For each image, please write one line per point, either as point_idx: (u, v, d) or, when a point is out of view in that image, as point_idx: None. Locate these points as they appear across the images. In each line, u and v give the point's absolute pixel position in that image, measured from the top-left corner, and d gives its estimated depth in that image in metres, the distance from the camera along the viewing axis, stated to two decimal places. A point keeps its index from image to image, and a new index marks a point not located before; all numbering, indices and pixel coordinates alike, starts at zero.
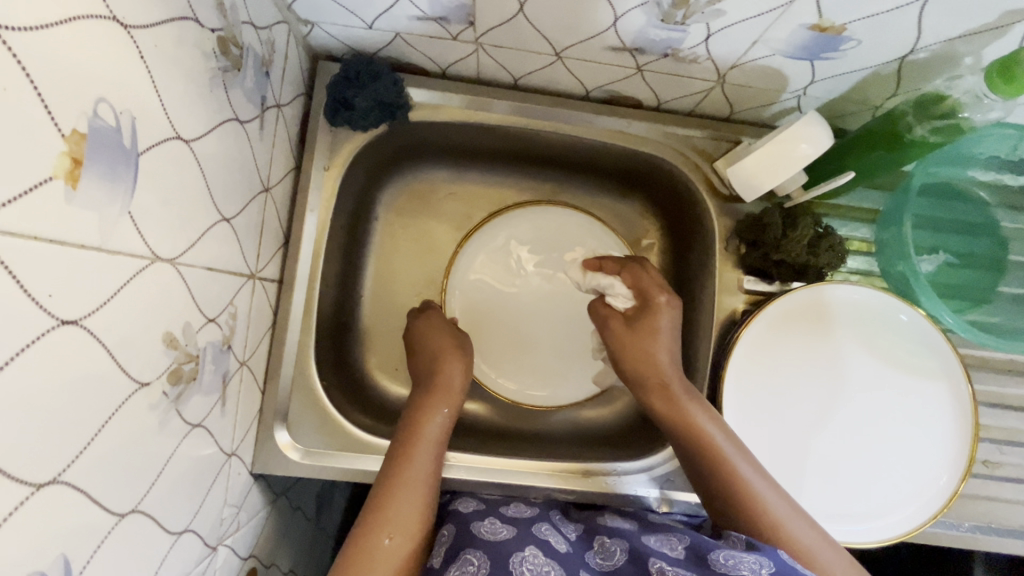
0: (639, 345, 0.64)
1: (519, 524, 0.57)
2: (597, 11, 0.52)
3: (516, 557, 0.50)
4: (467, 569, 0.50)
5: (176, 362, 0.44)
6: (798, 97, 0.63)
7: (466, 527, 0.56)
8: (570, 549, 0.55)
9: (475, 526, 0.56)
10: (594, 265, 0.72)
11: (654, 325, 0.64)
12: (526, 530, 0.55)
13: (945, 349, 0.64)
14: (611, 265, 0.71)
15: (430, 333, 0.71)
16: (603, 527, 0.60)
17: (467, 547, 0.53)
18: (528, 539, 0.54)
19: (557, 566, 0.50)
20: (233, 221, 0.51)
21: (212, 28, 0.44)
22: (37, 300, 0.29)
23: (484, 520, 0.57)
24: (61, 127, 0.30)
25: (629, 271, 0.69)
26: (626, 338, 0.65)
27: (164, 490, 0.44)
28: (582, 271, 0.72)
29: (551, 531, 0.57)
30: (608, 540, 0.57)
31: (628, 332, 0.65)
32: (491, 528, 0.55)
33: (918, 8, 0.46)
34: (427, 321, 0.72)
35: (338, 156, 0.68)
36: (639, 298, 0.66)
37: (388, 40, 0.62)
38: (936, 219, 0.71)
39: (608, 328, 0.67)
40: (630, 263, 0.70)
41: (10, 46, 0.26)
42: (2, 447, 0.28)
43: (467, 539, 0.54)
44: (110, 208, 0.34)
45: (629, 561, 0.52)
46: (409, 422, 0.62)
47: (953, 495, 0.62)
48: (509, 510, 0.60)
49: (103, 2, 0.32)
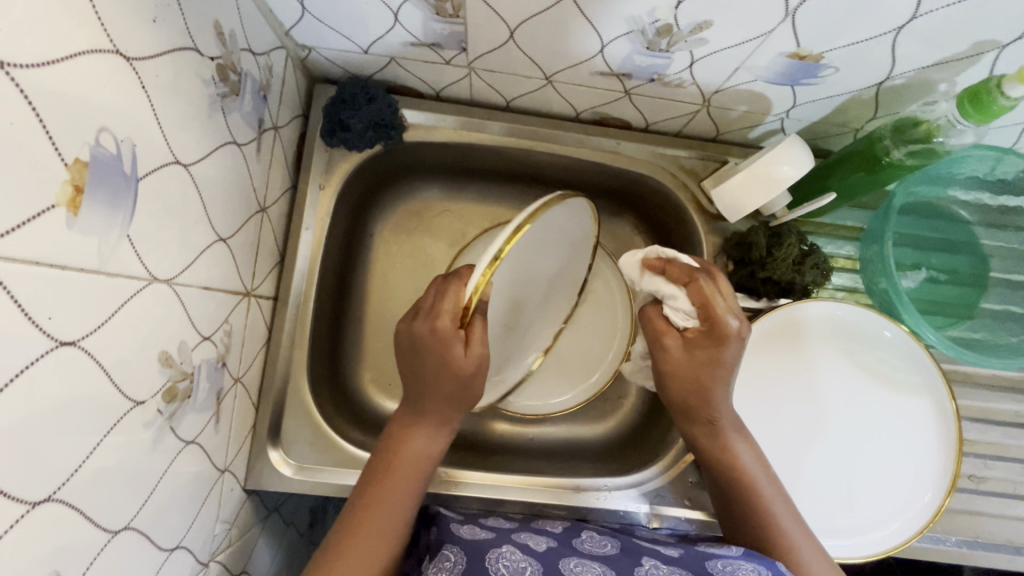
0: (695, 370, 0.58)
1: (500, 530, 0.57)
2: (584, 39, 0.53)
3: (493, 553, 0.51)
4: (443, 565, 0.50)
5: (172, 380, 0.44)
6: (781, 120, 0.65)
7: (446, 528, 0.57)
8: (552, 545, 0.55)
9: (455, 528, 0.56)
10: (657, 265, 0.60)
11: (714, 355, 0.57)
12: (505, 535, 0.56)
13: (929, 365, 0.65)
14: (677, 273, 0.58)
15: (446, 354, 0.56)
16: (590, 528, 0.61)
17: (447, 543, 0.54)
18: (507, 541, 0.54)
19: (535, 563, 0.50)
20: (229, 241, 0.52)
21: (211, 56, 0.46)
22: (37, 322, 0.30)
23: (463, 524, 0.58)
24: (64, 156, 0.31)
25: (698, 287, 0.56)
26: (681, 362, 0.59)
27: (157, 507, 0.44)
28: (640, 270, 0.60)
29: (532, 536, 0.57)
30: (597, 536, 0.58)
31: (685, 355, 0.59)
32: (470, 531, 0.56)
33: (891, 38, 0.48)
34: (435, 334, 0.56)
35: (334, 175, 0.69)
36: (705, 320, 0.56)
37: (384, 64, 0.64)
38: (918, 237, 0.72)
39: (659, 345, 0.60)
40: (701, 275, 0.57)
41: (17, 83, 0.27)
42: (1, 466, 0.29)
43: (447, 537, 0.55)
44: (109, 232, 0.35)
45: (620, 552, 0.54)
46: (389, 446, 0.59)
47: (937, 512, 0.63)
48: (488, 521, 0.61)
49: (107, 37, 0.33)
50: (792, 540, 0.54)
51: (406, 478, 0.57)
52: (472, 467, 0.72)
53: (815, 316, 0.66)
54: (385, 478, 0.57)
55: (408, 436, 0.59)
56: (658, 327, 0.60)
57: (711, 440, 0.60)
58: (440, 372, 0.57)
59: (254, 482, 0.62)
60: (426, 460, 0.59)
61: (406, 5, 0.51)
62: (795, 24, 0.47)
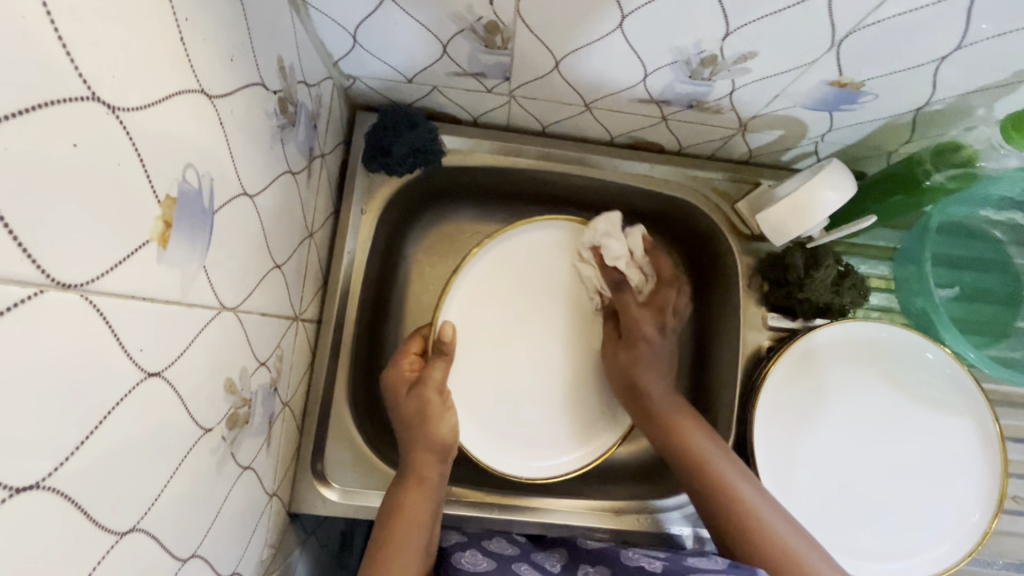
0: (652, 360, 0.70)
1: (499, 556, 0.62)
2: (628, 69, 0.55)
3: None
4: None
5: (234, 407, 0.45)
6: (815, 143, 0.66)
7: (447, 562, 0.60)
8: None
9: (457, 559, 0.61)
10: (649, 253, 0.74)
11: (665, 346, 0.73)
12: (505, 568, 0.59)
13: (971, 386, 0.65)
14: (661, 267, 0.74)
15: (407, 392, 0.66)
16: (586, 552, 0.64)
17: None
18: (506, 573, 0.59)
19: None
20: (283, 267, 0.53)
21: (274, 90, 0.47)
22: (130, 354, 0.31)
23: (465, 555, 0.61)
24: (158, 192, 0.32)
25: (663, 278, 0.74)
26: (636, 312, 0.71)
27: (218, 532, 0.45)
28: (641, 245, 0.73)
29: (532, 568, 0.60)
30: (591, 569, 0.62)
31: (650, 351, 0.71)
32: (471, 560, 0.61)
33: (934, 67, 0.49)
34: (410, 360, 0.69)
35: (374, 200, 0.71)
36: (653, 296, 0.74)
37: (425, 92, 0.65)
38: (953, 256, 0.71)
39: (630, 298, 0.71)
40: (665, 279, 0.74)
41: (124, 124, 0.29)
42: (96, 497, 0.29)
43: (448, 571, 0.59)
44: (190, 264, 0.36)
45: None
46: (389, 509, 0.59)
47: (986, 533, 0.62)
48: (491, 545, 0.64)
49: (194, 77, 0.34)
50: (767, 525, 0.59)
51: (412, 537, 0.57)
52: (509, 491, 0.71)
53: (834, 340, 0.67)
54: (394, 541, 0.57)
55: (402, 497, 0.59)
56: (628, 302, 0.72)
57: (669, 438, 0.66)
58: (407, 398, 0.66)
59: (298, 506, 0.63)
60: (427, 519, 0.59)
61: (456, 38, 0.53)
62: (839, 54, 0.48)
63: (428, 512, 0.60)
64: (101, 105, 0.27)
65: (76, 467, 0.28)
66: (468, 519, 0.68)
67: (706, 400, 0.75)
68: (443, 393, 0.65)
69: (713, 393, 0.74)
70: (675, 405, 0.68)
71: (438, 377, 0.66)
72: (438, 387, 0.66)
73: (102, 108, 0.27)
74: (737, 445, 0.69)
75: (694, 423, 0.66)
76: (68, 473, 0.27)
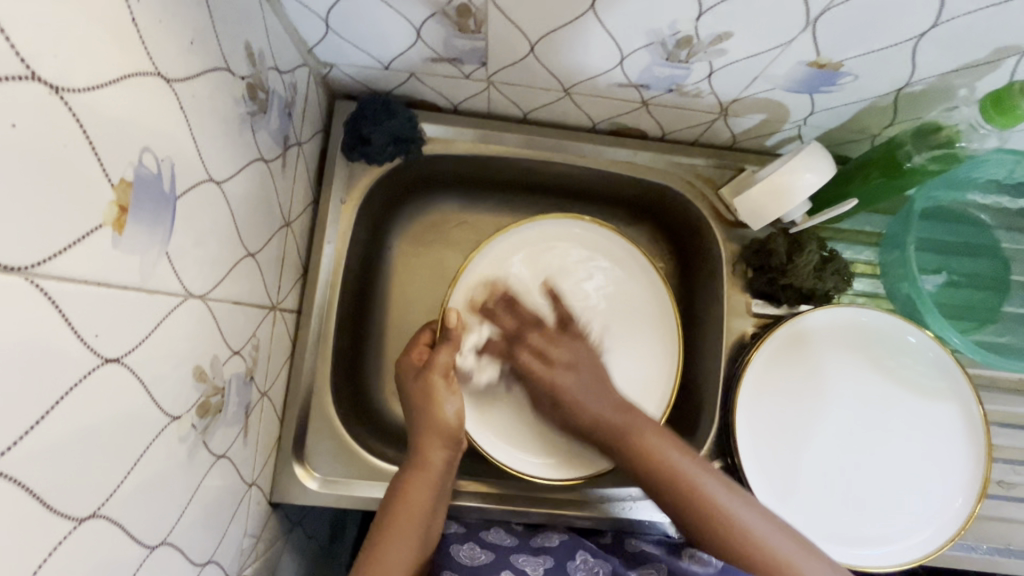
0: (604, 405, 0.64)
1: (497, 548, 0.63)
2: (604, 52, 0.54)
3: None
4: None
5: (204, 396, 0.45)
6: (799, 127, 0.65)
7: (446, 548, 0.63)
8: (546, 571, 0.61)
9: (454, 549, 0.62)
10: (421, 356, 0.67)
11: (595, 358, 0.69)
12: (503, 557, 0.62)
13: (956, 370, 0.64)
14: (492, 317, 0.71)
15: (418, 374, 0.65)
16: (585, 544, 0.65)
17: (447, 571, 0.60)
18: (502, 568, 0.60)
19: None
20: (257, 256, 0.53)
21: (242, 76, 0.47)
22: (84, 340, 0.31)
23: (464, 544, 0.63)
24: (111, 176, 0.32)
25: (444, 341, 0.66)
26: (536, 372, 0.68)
27: (190, 521, 0.45)
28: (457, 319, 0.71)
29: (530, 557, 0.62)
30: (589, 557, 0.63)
31: (570, 378, 0.66)
32: (470, 553, 0.62)
33: (913, 45, 0.48)
34: (408, 356, 0.68)
35: (354, 190, 0.70)
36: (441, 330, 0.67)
37: (403, 80, 0.65)
38: (939, 242, 0.70)
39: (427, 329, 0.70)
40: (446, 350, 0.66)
41: (71, 106, 0.28)
42: (51, 483, 0.29)
43: (446, 562, 0.61)
44: (151, 250, 0.36)
45: None
46: (389, 498, 0.59)
47: (969, 518, 0.62)
48: (489, 535, 0.65)
49: (149, 59, 0.34)
50: (718, 502, 0.56)
51: (407, 528, 0.57)
52: (495, 480, 0.72)
53: (822, 325, 0.66)
54: (388, 532, 0.56)
55: (406, 482, 0.60)
56: (536, 345, 0.69)
57: (639, 445, 0.60)
58: (409, 385, 0.66)
59: (280, 496, 0.63)
60: (427, 509, 0.59)
61: (429, 22, 0.52)
62: (815, 33, 0.47)
63: (429, 503, 0.59)
64: (43, 85, 0.26)
65: (26, 452, 0.27)
66: (452, 507, 0.68)
67: (691, 387, 0.75)
68: (452, 377, 0.64)
69: (697, 380, 0.74)
70: (625, 415, 0.63)
71: (445, 365, 0.65)
72: (444, 371, 0.65)
73: (45, 89, 0.27)
74: (720, 431, 0.69)
75: (652, 432, 0.61)
76: (17, 457, 0.27)
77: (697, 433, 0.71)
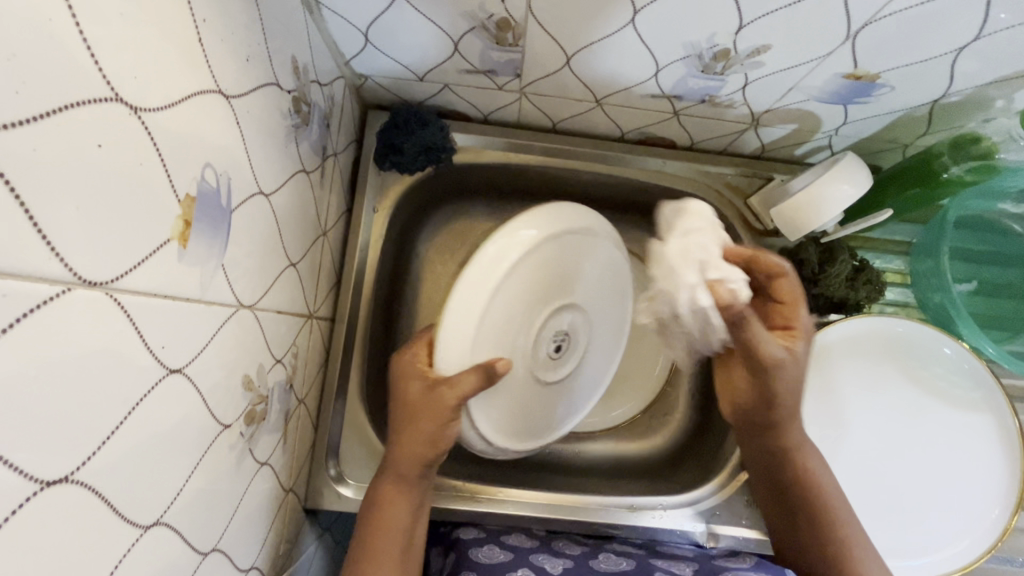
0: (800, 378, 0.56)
1: (518, 550, 0.63)
2: (640, 65, 0.55)
3: None
4: None
5: (251, 404, 0.46)
6: (830, 137, 0.65)
7: (465, 553, 0.62)
8: (568, 567, 0.60)
9: (473, 552, 0.62)
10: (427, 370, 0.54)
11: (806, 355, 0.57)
12: (523, 557, 0.61)
13: (988, 379, 0.64)
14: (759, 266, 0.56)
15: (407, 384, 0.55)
16: (609, 548, 0.66)
17: (467, 571, 0.59)
18: (523, 566, 0.60)
19: None
20: (297, 266, 0.54)
21: (288, 89, 0.48)
22: (153, 352, 0.31)
23: (483, 546, 0.63)
24: (177, 192, 0.32)
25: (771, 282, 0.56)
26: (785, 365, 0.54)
27: (236, 528, 0.45)
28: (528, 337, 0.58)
29: (550, 557, 0.62)
30: (613, 555, 0.64)
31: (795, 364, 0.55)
32: (488, 553, 0.61)
33: (953, 57, 0.48)
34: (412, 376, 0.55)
35: (386, 199, 0.71)
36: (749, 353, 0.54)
37: (436, 91, 0.65)
38: (972, 251, 0.69)
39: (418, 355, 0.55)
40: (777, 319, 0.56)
41: (146, 125, 0.29)
42: (121, 493, 0.30)
43: (465, 564, 0.60)
44: (209, 262, 0.37)
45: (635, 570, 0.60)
46: (371, 510, 0.57)
47: (1006, 529, 0.62)
48: (509, 538, 0.65)
49: (212, 77, 0.35)
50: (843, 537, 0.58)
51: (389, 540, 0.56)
52: (523, 487, 0.72)
53: (846, 335, 0.66)
54: (374, 547, 0.55)
55: (383, 497, 0.57)
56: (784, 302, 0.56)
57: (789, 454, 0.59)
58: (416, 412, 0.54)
59: (315, 502, 0.64)
60: (407, 523, 0.57)
61: (467, 35, 0.53)
62: (854, 46, 0.48)
63: (409, 516, 0.57)
64: (123, 106, 0.27)
65: (101, 462, 0.28)
66: (481, 513, 0.69)
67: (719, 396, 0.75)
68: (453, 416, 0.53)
69: None
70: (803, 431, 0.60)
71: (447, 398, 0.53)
72: (456, 401, 0.52)
73: (125, 109, 0.27)
74: None
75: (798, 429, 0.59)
76: (95, 468, 0.28)
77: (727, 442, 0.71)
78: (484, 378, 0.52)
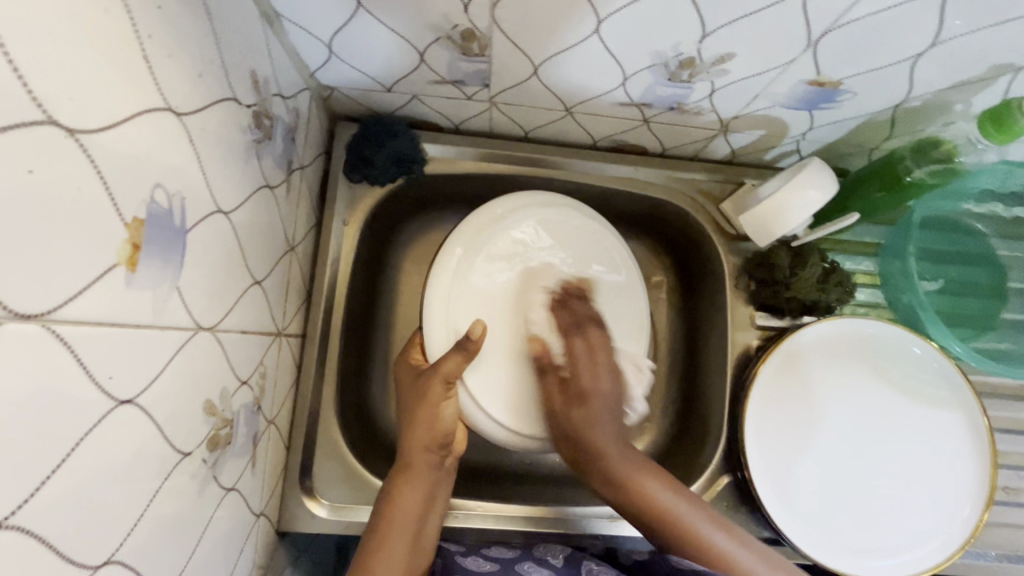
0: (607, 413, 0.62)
1: (503, 560, 0.62)
2: (608, 73, 0.54)
3: None
4: None
5: (214, 429, 0.44)
6: (798, 142, 0.66)
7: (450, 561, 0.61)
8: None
9: (459, 561, 0.61)
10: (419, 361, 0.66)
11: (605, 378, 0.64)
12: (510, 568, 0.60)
13: (957, 378, 0.65)
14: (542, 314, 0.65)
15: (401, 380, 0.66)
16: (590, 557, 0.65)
17: None
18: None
19: None
20: (262, 284, 0.53)
21: (248, 104, 0.46)
22: (99, 383, 0.30)
23: (468, 556, 0.62)
24: (124, 215, 0.31)
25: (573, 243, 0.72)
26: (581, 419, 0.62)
27: (201, 558, 0.44)
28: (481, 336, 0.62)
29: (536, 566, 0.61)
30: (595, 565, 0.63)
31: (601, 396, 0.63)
32: (476, 563, 0.61)
33: (911, 64, 0.49)
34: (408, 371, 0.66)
35: (357, 211, 0.70)
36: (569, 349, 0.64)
37: (405, 101, 0.65)
38: (938, 251, 0.70)
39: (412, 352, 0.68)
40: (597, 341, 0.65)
41: (85, 147, 0.28)
42: (66, 534, 0.28)
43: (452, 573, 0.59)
44: (162, 285, 0.35)
45: None
46: (381, 501, 0.58)
47: (978, 526, 0.63)
48: (491, 550, 0.64)
49: (160, 94, 0.34)
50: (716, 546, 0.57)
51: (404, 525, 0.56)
52: (505, 500, 0.71)
53: (821, 336, 0.67)
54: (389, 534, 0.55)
55: (396, 489, 0.58)
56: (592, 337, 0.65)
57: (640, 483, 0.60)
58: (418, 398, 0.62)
59: (288, 525, 0.62)
60: (423, 506, 0.58)
61: (433, 46, 0.52)
62: (815, 53, 0.48)
63: (423, 502, 0.58)
64: (57, 128, 0.26)
65: (43, 504, 0.27)
66: (461, 529, 0.68)
67: (698, 400, 0.75)
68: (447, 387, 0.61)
69: (703, 393, 0.74)
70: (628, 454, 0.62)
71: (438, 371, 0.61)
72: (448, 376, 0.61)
73: (60, 132, 0.26)
74: (730, 444, 0.69)
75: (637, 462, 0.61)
76: (34, 510, 0.26)
77: (706, 446, 0.71)
78: (463, 351, 0.60)
